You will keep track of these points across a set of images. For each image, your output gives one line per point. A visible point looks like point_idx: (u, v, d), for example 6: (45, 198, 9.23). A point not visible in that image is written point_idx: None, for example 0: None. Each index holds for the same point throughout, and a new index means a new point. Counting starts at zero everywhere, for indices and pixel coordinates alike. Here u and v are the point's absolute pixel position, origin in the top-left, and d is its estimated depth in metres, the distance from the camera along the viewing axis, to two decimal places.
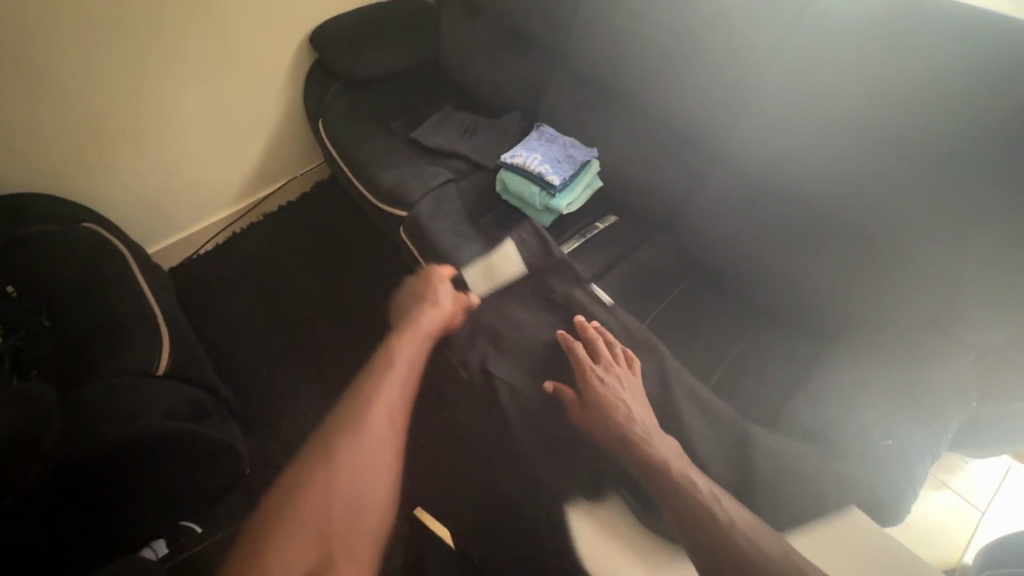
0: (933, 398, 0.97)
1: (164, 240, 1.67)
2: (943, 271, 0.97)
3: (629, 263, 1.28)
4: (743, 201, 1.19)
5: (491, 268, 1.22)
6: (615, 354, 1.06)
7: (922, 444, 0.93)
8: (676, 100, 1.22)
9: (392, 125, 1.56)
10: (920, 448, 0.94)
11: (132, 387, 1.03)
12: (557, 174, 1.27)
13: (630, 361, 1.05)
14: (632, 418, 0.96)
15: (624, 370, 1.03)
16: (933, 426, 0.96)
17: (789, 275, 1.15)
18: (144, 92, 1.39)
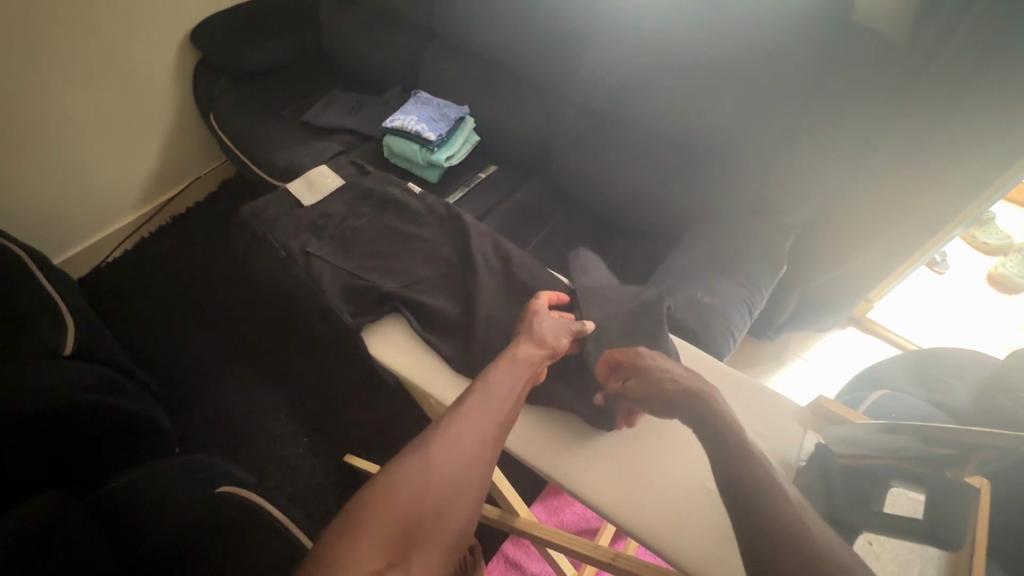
0: (756, 269, 1.17)
1: (69, 250, 1.68)
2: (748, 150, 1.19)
3: (510, 203, 1.43)
4: (597, 137, 1.37)
5: (311, 182, 1.23)
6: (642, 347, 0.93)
7: (734, 296, 1.12)
8: (531, 54, 1.38)
9: (283, 111, 1.64)
10: (743, 306, 1.12)
11: (35, 366, 1.06)
12: (433, 131, 1.39)
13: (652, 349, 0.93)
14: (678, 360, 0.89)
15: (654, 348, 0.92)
16: (755, 290, 1.15)
17: (643, 192, 1.32)
18: (19, 97, 1.40)
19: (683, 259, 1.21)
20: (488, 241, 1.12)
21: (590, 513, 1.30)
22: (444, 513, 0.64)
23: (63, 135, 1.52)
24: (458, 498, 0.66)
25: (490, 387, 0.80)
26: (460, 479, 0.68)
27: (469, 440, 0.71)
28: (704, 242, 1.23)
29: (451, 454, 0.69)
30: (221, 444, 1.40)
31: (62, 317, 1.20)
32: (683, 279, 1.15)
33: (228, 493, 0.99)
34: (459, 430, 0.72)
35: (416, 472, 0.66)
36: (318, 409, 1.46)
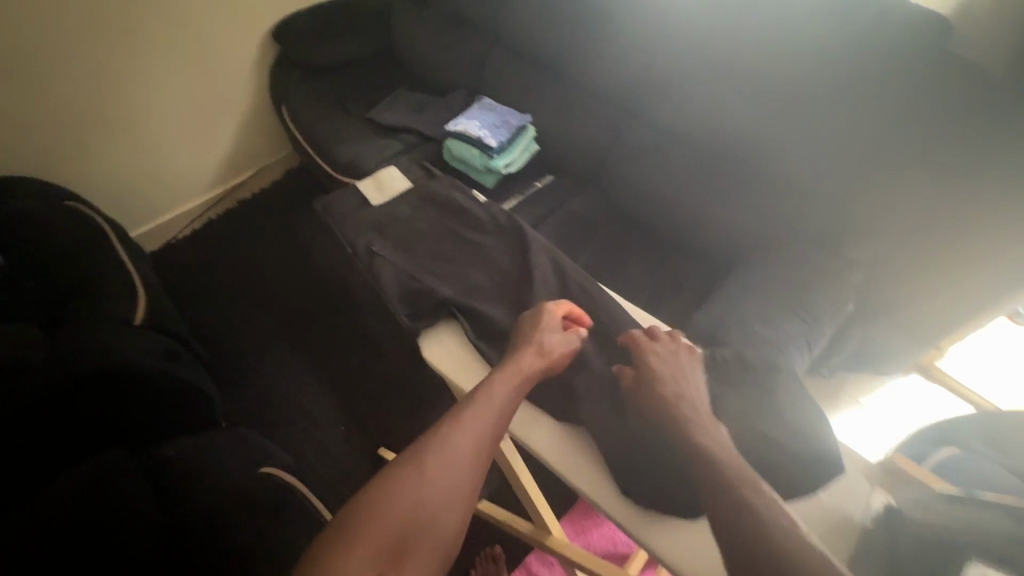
0: (817, 304, 1.11)
1: (144, 224, 1.79)
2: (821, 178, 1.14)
3: (564, 214, 1.42)
4: (659, 153, 1.34)
5: (380, 183, 1.27)
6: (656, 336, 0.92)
7: (793, 333, 1.07)
8: (598, 65, 1.37)
9: (349, 107, 1.69)
10: (803, 343, 1.07)
11: (104, 329, 1.13)
12: (494, 138, 1.41)
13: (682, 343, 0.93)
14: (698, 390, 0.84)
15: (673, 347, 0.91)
16: (815, 326, 1.09)
17: (701, 213, 1.29)
18: (116, 78, 1.52)
19: (739, 287, 1.17)
20: (546, 254, 1.12)
21: (618, 538, 1.26)
22: (430, 526, 0.70)
23: (149, 116, 1.63)
24: (445, 510, 0.71)
25: (484, 400, 0.83)
26: (445, 494, 0.72)
27: (459, 457, 0.75)
28: (761, 270, 1.19)
29: (440, 472, 0.73)
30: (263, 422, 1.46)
31: (136, 286, 1.28)
32: (737, 310, 1.11)
33: (270, 475, 1.01)
34: (448, 444, 0.76)
35: (407, 487, 0.71)
36: (357, 399, 1.49)
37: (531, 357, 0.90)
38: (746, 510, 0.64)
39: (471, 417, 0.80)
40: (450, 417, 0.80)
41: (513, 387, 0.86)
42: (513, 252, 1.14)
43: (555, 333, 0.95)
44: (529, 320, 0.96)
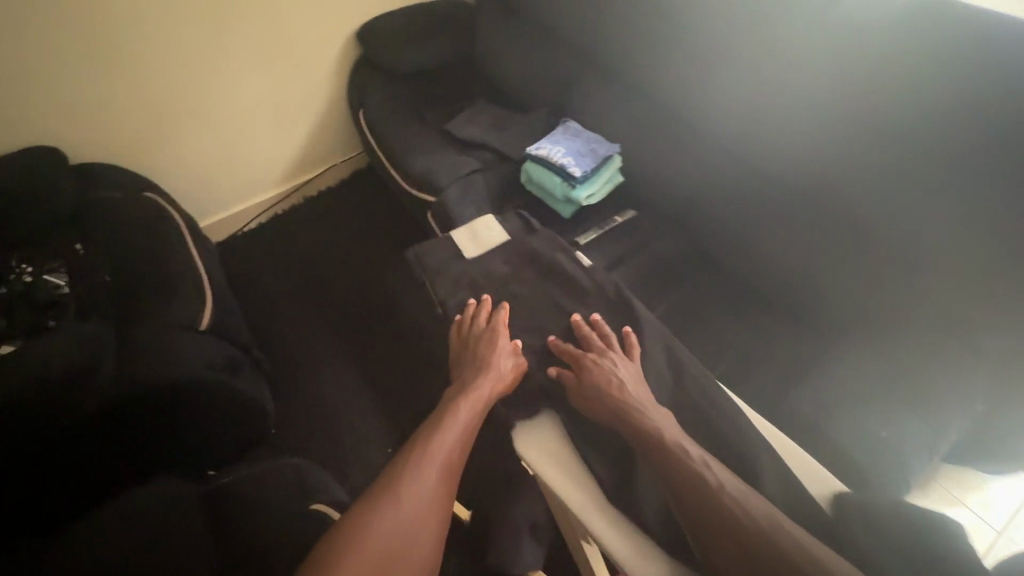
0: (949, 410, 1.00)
1: (213, 215, 1.80)
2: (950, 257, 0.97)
3: (645, 256, 1.32)
4: (760, 202, 1.21)
5: (476, 235, 1.21)
6: (610, 343, 1.00)
7: (913, 436, 0.98)
8: (699, 99, 1.26)
9: (426, 116, 1.64)
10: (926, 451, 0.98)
11: (172, 336, 1.13)
12: (578, 167, 1.32)
13: (630, 348, 0.99)
14: (624, 388, 0.90)
15: (618, 355, 0.97)
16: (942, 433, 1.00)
17: (801, 274, 1.16)
18: (203, 74, 1.53)
19: (853, 375, 1.08)
20: (660, 342, 1.03)
21: None
22: (406, 549, 0.79)
23: (230, 112, 1.64)
24: (418, 532, 0.82)
25: (446, 428, 0.93)
26: (418, 518, 0.83)
27: (428, 485, 0.86)
28: (879, 360, 1.08)
29: (411, 500, 0.84)
30: (311, 435, 1.43)
31: (205, 289, 1.28)
32: (848, 406, 1.03)
33: (319, 510, 0.99)
34: (416, 475, 0.87)
35: (382, 518, 0.81)
36: (407, 422, 1.44)
37: (489, 377, 0.98)
38: (709, 503, 0.74)
39: (435, 446, 0.91)
40: (413, 448, 0.91)
41: (474, 409, 0.96)
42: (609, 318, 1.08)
43: (504, 350, 1.02)
44: (485, 338, 1.04)
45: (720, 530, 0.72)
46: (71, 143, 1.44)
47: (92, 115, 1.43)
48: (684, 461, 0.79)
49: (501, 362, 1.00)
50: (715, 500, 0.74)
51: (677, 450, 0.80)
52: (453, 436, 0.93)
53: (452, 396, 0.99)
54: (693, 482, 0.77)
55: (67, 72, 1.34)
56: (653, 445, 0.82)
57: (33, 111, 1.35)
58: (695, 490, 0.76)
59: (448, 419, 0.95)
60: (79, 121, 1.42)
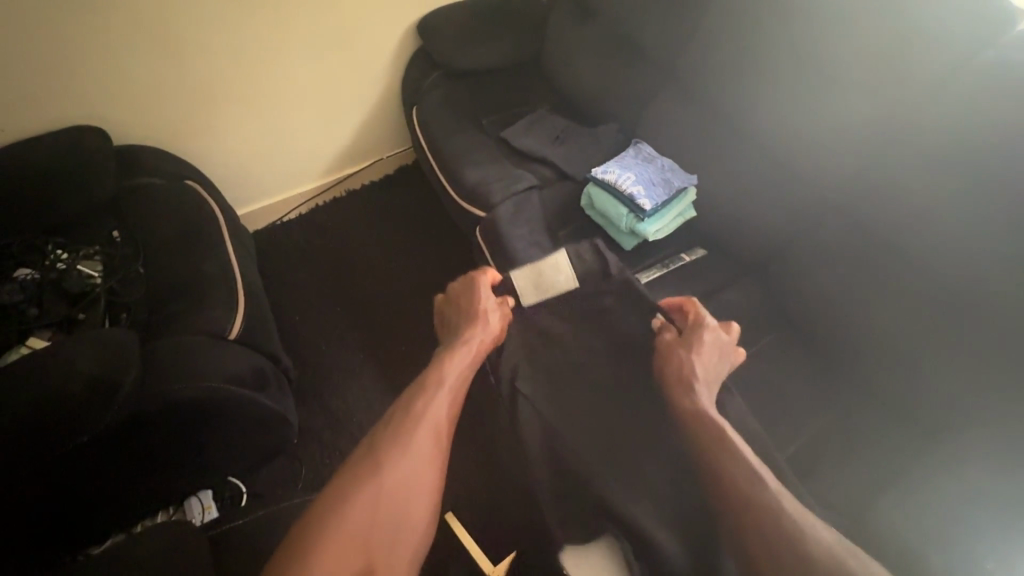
0: None
1: (253, 203, 1.74)
2: None
3: (712, 304, 1.19)
4: (860, 261, 1.05)
5: (542, 275, 1.08)
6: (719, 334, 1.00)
7: None
8: (797, 134, 1.11)
9: (483, 121, 1.52)
10: None
11: (196, 347, 1.07)
12: (649, 199, 1.18)
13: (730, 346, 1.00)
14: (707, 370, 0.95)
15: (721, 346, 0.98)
16: None
17: (895, 348, 1.01)
18: (255, 59, 1.46)
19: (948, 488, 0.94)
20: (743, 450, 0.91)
21: None
22: (399, 517, 0.76)
23: (279, 101, 1.56)
24: (410, 500, 0.78)
25: (433, 392, 0.91)
26: (409, 480, 0.79)
27: (417, 446, 0.83)
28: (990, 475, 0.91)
29: (402, 462, 0.80)
30: (333, 450, 1.37)
31: (237, 293, 1.21)
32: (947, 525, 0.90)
33: None
34: (403, 444, 0.82)
35: (369, 482, 0.77)
36: None
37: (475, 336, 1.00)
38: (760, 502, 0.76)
39: (422, 412, 0.87)
40: (399, 414, 0.87)
41: (461, 369, 0.95)
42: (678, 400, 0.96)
43: (489, 305, 1.05)
44: (468, 292, 1.07)
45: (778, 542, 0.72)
46: (116, 124, 1.39)
47: (139, 97, 1.37)
48: (739, 469, 0.80)
49: (489, 317, 1.03)
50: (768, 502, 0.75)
51: (727, 447, 0.82)
52: (438, 403, 0.89)
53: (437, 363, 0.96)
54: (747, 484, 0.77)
55: (117, 51, 1.28)
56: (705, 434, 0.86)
57: (78, 91, 1.29)
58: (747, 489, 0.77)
59: (434, 386, 0.91)
60: (127, 103, 1.37)
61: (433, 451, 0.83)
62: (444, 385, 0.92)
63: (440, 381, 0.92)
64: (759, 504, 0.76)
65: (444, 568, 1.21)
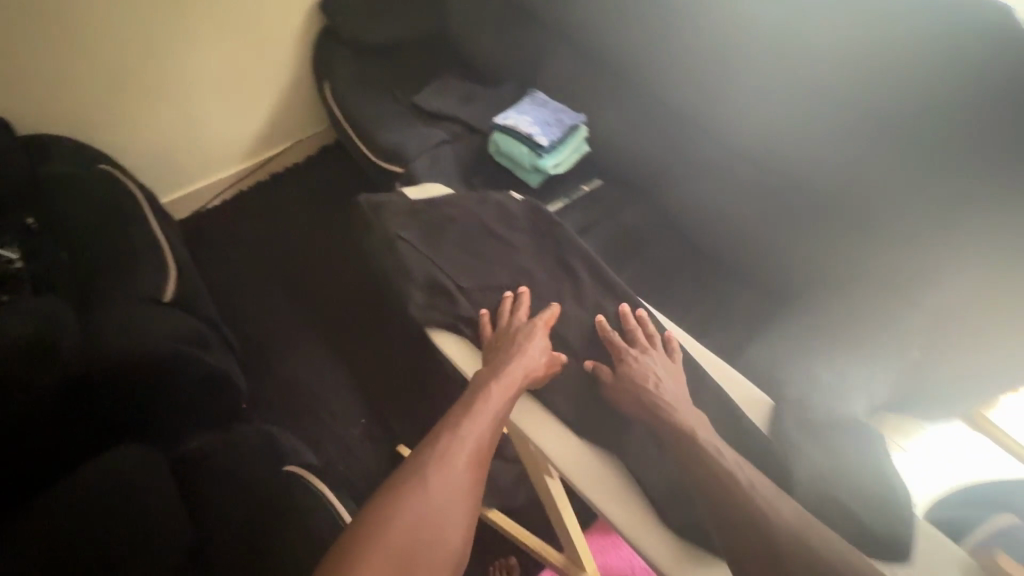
0: (887, 356, 1.03)
1: (173, 193, 1.75)
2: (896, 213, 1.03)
3: (611, 223, 1.36)
4: (722, 167, 1.25)
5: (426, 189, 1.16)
6: (653, 339, 0.99)
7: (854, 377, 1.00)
8: (661, 68, 1.29)
9: (393, 89, 1.62)
10: (864, 394, 1.00)
11: (134, 310, 1.11)
12: (545, 136, 1.34)
13: (669, 348, 0.99)
14: (660, 384, 0.90)
15: (660, 356, 0.96)
16: (879, 376, 1.00)
17: (756, 236, 1.22)
18: (158, 44, 1.48)
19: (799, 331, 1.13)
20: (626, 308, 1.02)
21: (637, 563, 1.24)
22: (435, 540, 0.68)
23: (188, 85, 1.59)
24: (448, 520, 0.70)
25: (474, 414, 0.81)
26: (446, 507, 0.71)
27: (456, 471, 0.74)
28: (830, 317, 1.11)
29: (440, 487, 0.72)
30: (282, 409, 1.43)
31: (167, 263, 1.25)
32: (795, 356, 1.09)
33: (296, 475, 1.00)
34: (443, 463, 0.75)
35: (408, 503, 0.70)
36: (379, 395, 1.45)
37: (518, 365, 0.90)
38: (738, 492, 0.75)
39: (465, 428, 0.79)
40: (438, 433, 0.79)
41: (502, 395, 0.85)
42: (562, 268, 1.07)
43: (540, 343, 0.94)
44: (523, 329, 0.96)
45: (747, 529, 0.71)
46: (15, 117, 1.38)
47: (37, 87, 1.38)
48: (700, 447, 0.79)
49: (536, 353, 0.92)
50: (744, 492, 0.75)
51: (709, 451, 0.79)
52: (479, 419, 0.81)
53: (479, 381, 0.88)
54: (722, 480, 0.75)
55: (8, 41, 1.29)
56: (682, 440, 0.81)
57: None
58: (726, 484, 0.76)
59: (479, 402, 0.83)
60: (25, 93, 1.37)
61: (475, 471, 0.76)
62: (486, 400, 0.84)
63: (483, 397, 0.84)
64: (732, 497, 0.73)
65: None
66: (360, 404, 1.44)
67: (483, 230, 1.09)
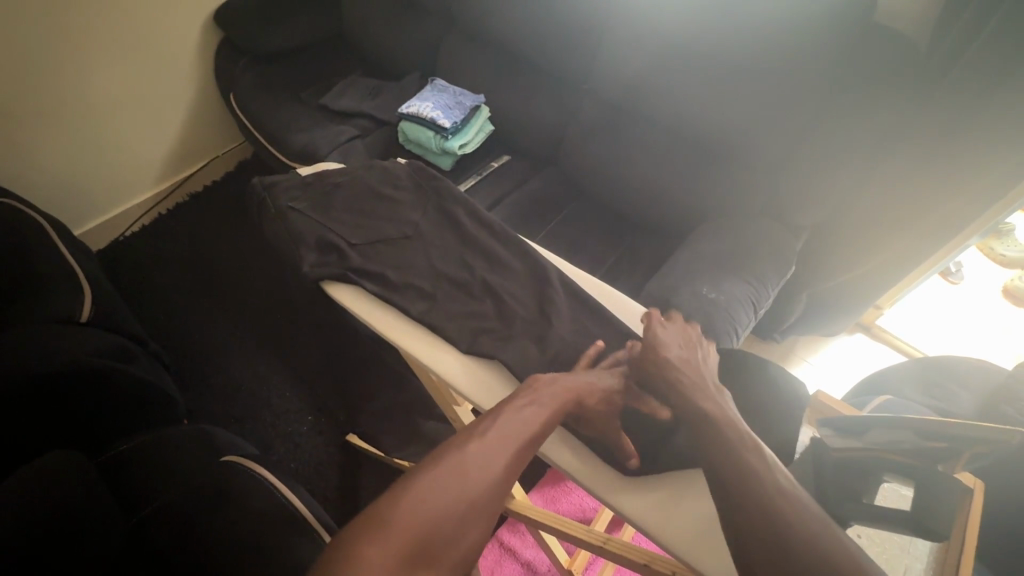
0: (769, 270, 1.13)
1: (87, 223, 1.71)
2: (765, 143, 1.15)
3: (521, 193, 1.44)
4: (612, 129, 1.36)
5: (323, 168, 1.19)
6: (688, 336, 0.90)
7: (736, 292, 1.09)
8: (545, 42, 1.37)
9: (300, 93, 1.65)
10: (750, 306, 1.08)
11: (49, 330, 1.09)
12: (447, 118, 1.40)
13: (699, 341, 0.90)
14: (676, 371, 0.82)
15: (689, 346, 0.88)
16: (762, 289, 1.11)
17: (649, 185, 1.32)
18: (53, 71, 1.44)
19: (691, 253, 1.19)
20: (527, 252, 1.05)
21: (586, 505, 1.32)
22: (458, 527, 0.59)
23: (87, 110, 1.55)
24: (474, 518, 0.61)
25: (523, 415, 0.74)
26: (477, 497, 0.62)
27: (495, 461, 0.66)
28: (714, 239, 1.20)
29: (475, 474, 0.64)
30: (223, 416, 1.44)
31: (83, 288, 1.23)
32: (688, 277, 1.12)
33: (232, 462, 1.06)
34: (485, 449, 0.67)
35: (440, 482, 0.62)
36: (322, 389, 1.48)
37: (574, 377, 0.83)
38: (749, 472, 0.64)
39: (508, 426, 0.71)
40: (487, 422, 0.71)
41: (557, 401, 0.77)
42: (459, 221, 1.09)
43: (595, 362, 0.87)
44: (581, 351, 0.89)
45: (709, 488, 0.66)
46: None
47: None
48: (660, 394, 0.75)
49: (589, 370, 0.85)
50: (759, 476, 0.63)
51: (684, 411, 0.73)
52: (527, 427, 0.72)
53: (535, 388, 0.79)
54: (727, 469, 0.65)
55: None
56: None
57: None
58: (737, 463, 0.65)
59: (531, 403, 0.76)
60: None
61: (514, 478, 0.66)
62: (539, 410, 0.75)
63: (540, 407, 0.75)
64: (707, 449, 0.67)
65: (360, 478, 1.35)
66: (302, 399, 1.46)
67: (378, 198, 1.12)
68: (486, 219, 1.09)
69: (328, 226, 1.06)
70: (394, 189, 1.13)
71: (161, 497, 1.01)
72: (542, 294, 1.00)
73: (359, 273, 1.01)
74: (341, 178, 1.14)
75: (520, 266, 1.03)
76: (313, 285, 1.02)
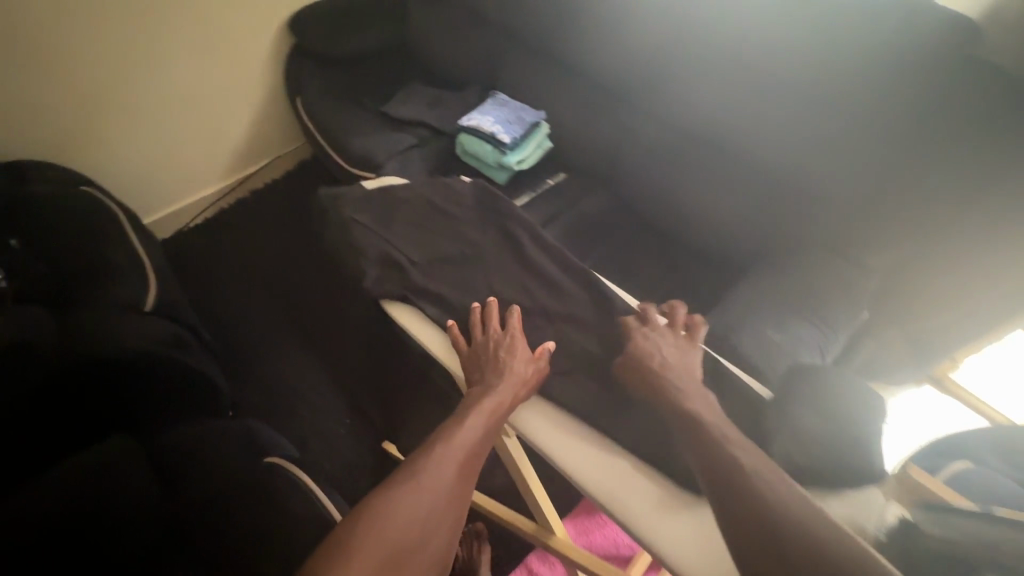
0: (841, 315, 1.06)
1: (157, 212, 1.80)
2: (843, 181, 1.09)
3: (576, 213, 1.42)
4: (676, 154, 1.32)
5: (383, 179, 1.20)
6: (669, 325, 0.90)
7: (804, 335, 1.02)
8: (612, 63, 1.34)
9: (363, 100, 1.68)
10: (818, 352, 1.02)
11: (114, 314, 1.14)
12: (507, 134, 1.40)
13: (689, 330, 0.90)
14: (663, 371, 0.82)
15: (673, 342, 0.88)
16: (833, 334, 1.04)
17: (711, 215, 1.28)
18: (137, 67, 1.52)
19: (753, 290, 1.13)
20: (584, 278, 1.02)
21: (621, 540, 1.27)
22: (415, 550, 0.65)
23: (165, 106, 1.63)
24: (430, 537, 0.67)
25: (465, 427, 0.77)
26: (430, 519, 0.67)
27: (445, 482, 0.71)
28: (779, 278, 1.14)
29: (427, 497, 0.69)
30: (267, 411, 1.46)
31: (148, 276, 1.29)
32: (751, 317, 1.06)
33: (276, 466, 1.05)
34: (435, 471, 0.71)
35: (396, 514, 0.66)
36: (363, 393, 1.49)
37: (513, 377, 0.85)
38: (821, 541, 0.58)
39: (455, 443, 0.75)
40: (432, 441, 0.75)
41: (500, 407, 0.81)
42: (516, 241, 1.07)
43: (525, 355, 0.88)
44: (507, 343, 0.89)
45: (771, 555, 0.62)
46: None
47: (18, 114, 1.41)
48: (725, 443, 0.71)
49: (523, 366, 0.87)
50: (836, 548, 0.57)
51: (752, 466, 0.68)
52: (472, 438, 0.76)
53: (472, 396, 0.82)
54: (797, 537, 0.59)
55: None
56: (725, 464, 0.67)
57: None
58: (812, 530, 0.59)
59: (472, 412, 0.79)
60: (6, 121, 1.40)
61: (463, 490, 0.72)
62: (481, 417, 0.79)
63: (482, 416, 0.79)
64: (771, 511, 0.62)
65: None
66: (343, 403, 1.47)
67: (436, 212, 1.12)
68: (544, 241, 1.07)
69: (386, 238, 1.07)
70: (452, 205, 1.13)
71: (200, 489, 1.01)
72: (598, 323, 0.96)
73: (413, 287, 1.00)
74: (402, 190, 1.14)
75: (576, 293, 1.01)
76: (368, 297, 1.03)
